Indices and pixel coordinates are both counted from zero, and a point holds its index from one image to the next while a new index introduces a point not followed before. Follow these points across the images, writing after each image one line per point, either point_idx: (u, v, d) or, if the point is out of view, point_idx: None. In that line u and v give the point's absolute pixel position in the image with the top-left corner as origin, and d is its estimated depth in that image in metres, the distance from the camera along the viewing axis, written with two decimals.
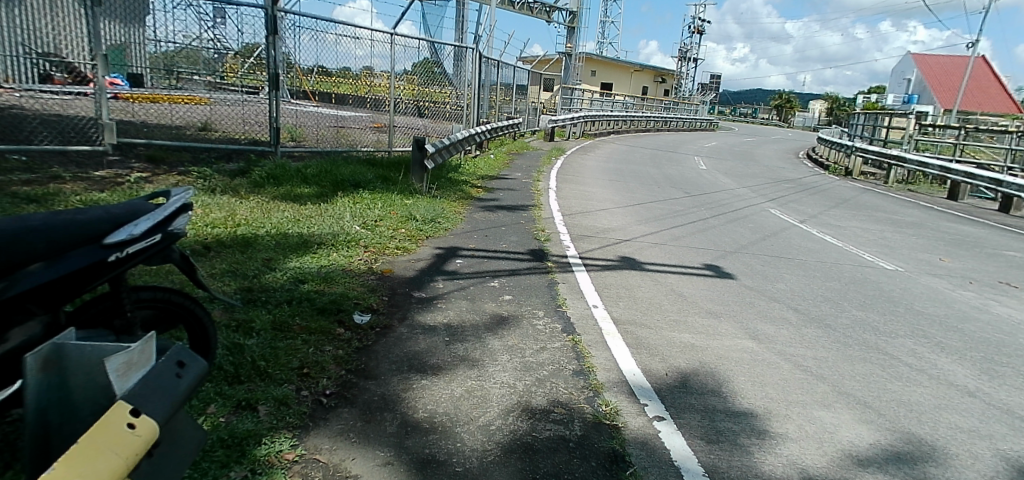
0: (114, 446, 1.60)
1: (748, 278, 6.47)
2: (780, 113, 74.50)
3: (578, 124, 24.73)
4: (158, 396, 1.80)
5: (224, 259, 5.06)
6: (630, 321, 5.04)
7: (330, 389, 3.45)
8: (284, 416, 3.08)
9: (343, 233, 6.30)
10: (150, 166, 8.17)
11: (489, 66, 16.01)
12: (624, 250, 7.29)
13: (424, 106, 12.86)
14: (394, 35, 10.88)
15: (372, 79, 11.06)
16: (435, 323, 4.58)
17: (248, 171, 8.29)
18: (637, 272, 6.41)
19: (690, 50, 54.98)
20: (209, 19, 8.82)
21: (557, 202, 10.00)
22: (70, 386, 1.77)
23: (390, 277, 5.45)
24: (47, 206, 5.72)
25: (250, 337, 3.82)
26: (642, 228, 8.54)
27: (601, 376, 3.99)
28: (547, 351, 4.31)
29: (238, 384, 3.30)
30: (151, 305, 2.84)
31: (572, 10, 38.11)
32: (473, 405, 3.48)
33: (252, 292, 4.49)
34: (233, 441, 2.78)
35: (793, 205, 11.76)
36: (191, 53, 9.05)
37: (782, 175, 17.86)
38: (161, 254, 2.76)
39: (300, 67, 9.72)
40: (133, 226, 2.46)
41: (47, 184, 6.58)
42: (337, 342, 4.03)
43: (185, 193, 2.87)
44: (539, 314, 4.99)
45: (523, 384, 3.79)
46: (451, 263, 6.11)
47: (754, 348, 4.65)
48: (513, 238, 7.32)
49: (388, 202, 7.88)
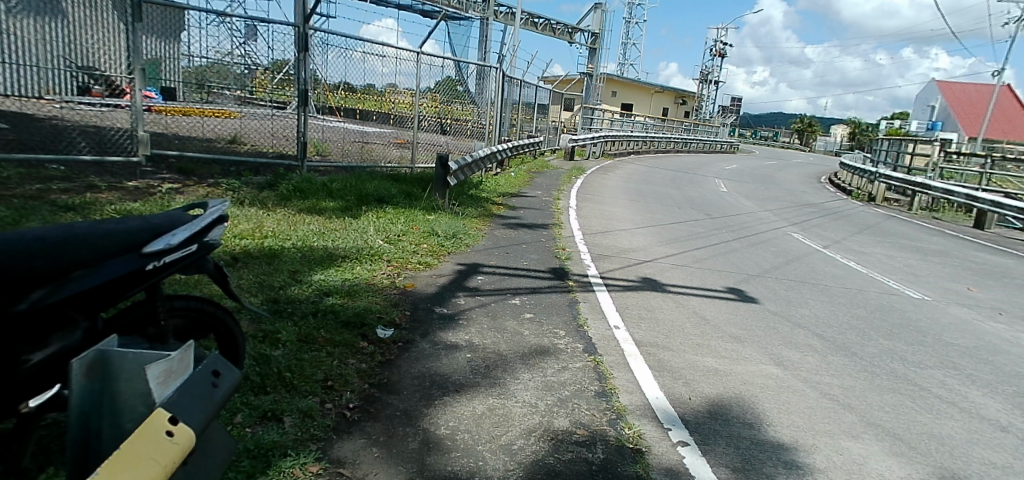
0: (153, 453, 1.61)
1: (772, 303, 6.39)
2: (801, 137, 73.97)
3: (598, 144, 24.80)
4: (194, 405, 1.80)
5: (252, 270, 5.12)
6: (652, 343, 4.99)
7: (353, 402, 3.47)
8: (309, 428, 3.10)
9: (367, 247, 6.36)
10: (181, 178, 8.35)
11: (512, 86, 16.23)
12: (645, 270, 7.25)
13: (447, 123, 13.04)
14: (420, 53, 11.16)
15: (396, 96, 11.31)
16: (457, 341, 4.58)
17: (275, 184, 8.41)
18: (659, 294, 6.37)
19: (712, 73, 54.94)
20: (241, 36, 9.08)
21: (577, 221, 10.03)
22: (112, 392, 1.78)
23: (411, 293, 5.47)
24: (83, 214, 5.75)
25: (276, 348, 3.84)
26: (664, 249, 8.52)
27: (624, 399, 3.97)
28: (568, 371, 4.30)
29: (264, 395, 3.32)
30: (184, 313, 2.87)
31: (594, 31, 38.55)
32: (495, 424, 3.47)
33: (278, 304, 4.53)
34: (259, 451, 2.80)
35: (816, 230, 11.63)
36: (221, 68, 9.27)
37: (805, 199, 17.66)
38: (196, 265, 2.81)
39: (325, 83, 9.95)
40: (171, 236, 2.55)
41: (84, 193, 6.71)
42: (361, 355, 4.06)
43: (222, 203, 2.93)
44: (560, 334, 4.97)
45: (545, 404, 3.78)
46: (473, 280, 6.13)
47: (780, 375, 4.58)
48: (533, 256, 7.33)
49: (410, 217, 7.95)
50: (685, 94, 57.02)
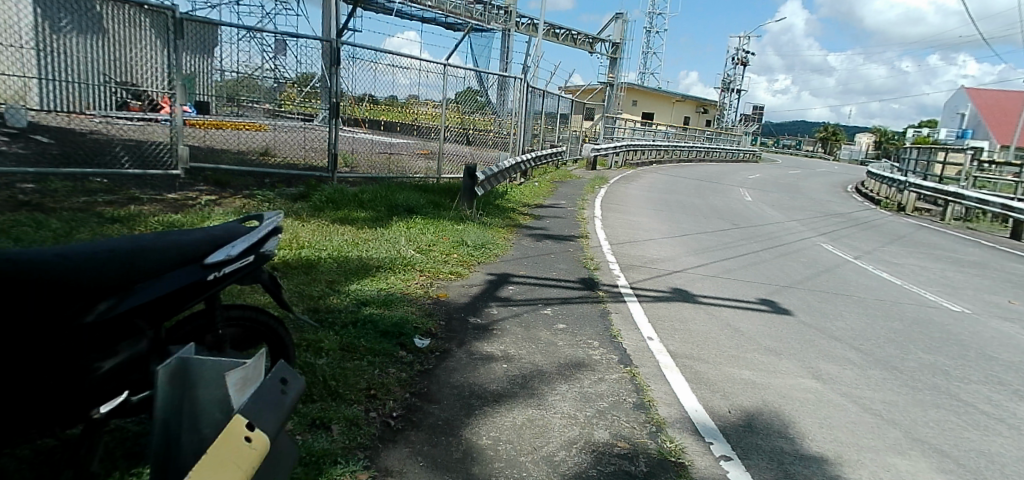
0: (234, 457, 1.69)
1: (806, 315, 6.32)
2: (824, 146, 73.06)
3: (620, 153, 24.75)
4: (269, 410, 1.83)
5: (292, 280, 5.21)
6: (687, 354, 4.97)
7: (396, 411, 3.50)
8: (355, 436, 3.14)
9: (399, 257, 6.42)
10: (217, 189, 8.53)
11: (534, 96, 16.32)
12: (675, 281, 7.21)
13: (472, 134, 13.12)
14: (446, 66, 11.32)
15: (420, 107, 11.45)
16: (493, 351, 4.60)
17: (308, 196, 8.54)
18: (690, 305, 6.33)
19: (733, 81, 54.60)
20: (271, 51, 9.27)
21: (604, 231, 10.03)
22: (192, 398, 1.83)
23: (444, 302, 5.51)
24: (128, 226, 5.90)
25: (319, 356, 3.90)
26: (692, 259, 8.47)
27: (663, 411, 3.95)
28: (605, 382, 4.29)
29: (311, 403, 3.38)
30: (239, 323, 2.93)
31: (615, 41, 38.63)
32: (536, 435, 3.48)
33: (318, 313, 4.61)
34: (310, 459, 2.85)
35: (845, 241, 11.48)
36: (250, 83, 9.33)
37: (832, 209, 17.43)
38: (252, 275, 2.88)
39: (351, 96, 10.10)
40: (230, 247, 2.62)
41: (128, 205, 6.89)
42: (400, 365, 4.10)
43: (276, 216, 3.00)
44: (594, 345, 4.97)
45: (584, 415, 3.78)
46: (504, 290, 6.16)
47: (818, 388, 4.53)
48: (562, 266, 7.34)
49: (439, 227, 8.02)
50: (705, 103, 56.75)
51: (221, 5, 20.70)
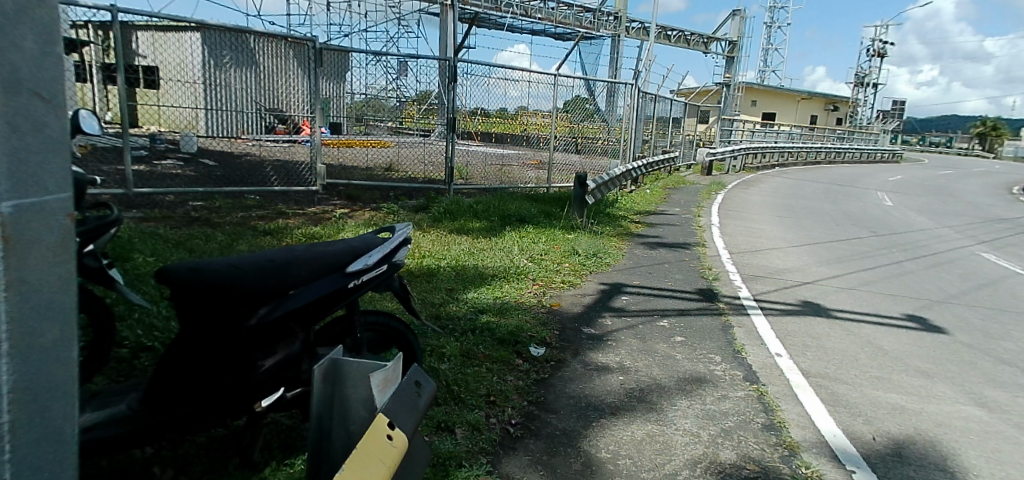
0: (378, 454, 1.81)
1: (964, 334, 5.59)
2: (982, 142, 64.43)
3: (738, 157, 23.51)
4: (407, 410, 1.94)
5: (415, 288, 5.50)
6: (821, 373, 4.60)
7: (515, 418, 3.57)
8: (478, 441, 3.25)
9: (513, 266, 6.56)
10: (348, 203, 9.24)
11: (646, 101, 16.00)
12: (805, 293, 6.70)
13: (582, 143, 13.10)
14: (557, 76, 11.48)
15: (530, 118, 11.64)
16: (608, 362, 4.54)
17: (427, 207, 8.98)
18: (823, 319, 5.85)
19: (867, 75, 49.90)
20: (394, 72, 10.01)
21: (722, 239, 9.56)
22: (341, 397, 1.99)
23: (558, 312, 5.54)
24: (277, 238, 6.56)
25: (442, 361, 4.07)
26: (824, 270, 7.83)
27: (796, 433, 3.67)
28: (730, 400, 4.08)
29: (436, 406, 3.54)
30: (374, 328, 3.15)
31: (731, 40, 36.88)
32: (657, 451, 3.38)
33: (440, 319, 4.82)
34: (438, 461, 2.99)
35: (1012, 249, 10.03)
36: (375, 103, 10.14)
37: (994, 214, 15.31)
38: (385, 283, 3.08)
39: (465, 110, 10.50)
40: (367, 257, 2.82)
41: (275, 219, 7.67)
42: (517, 372, 4.17)
43: (405, 227, 3.19)
44: (716, 360, 4.74)
45: (708, 434, 3.61)
46: (618, 300, 6.07)
47: (983, 417, 3.99)
48: (679, 276, 7.10)
49: (551, 236, 8.08)
50: (835, 100, 52.36)
51: (351, 32, 22.50)
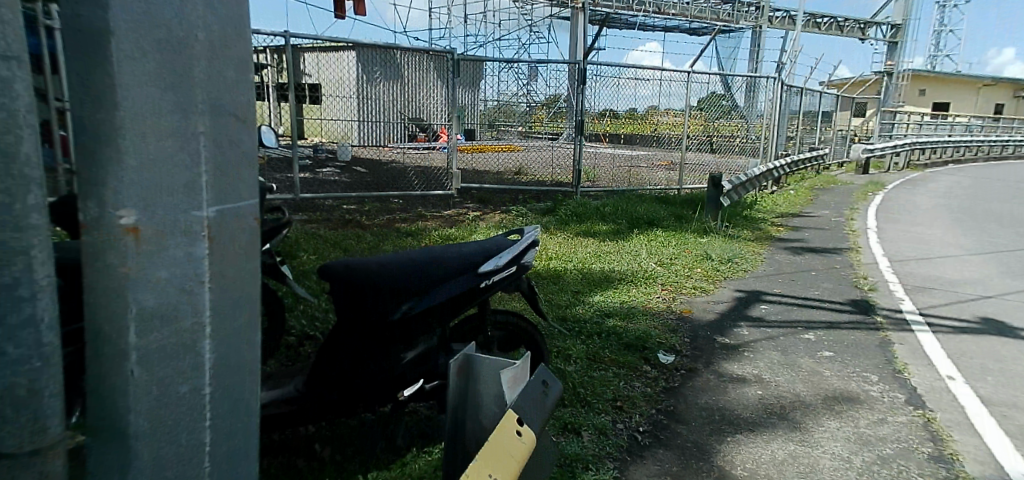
0: (510, 447, 1.88)
1: None
2: None
3: (902, 153, 20.94)
4: (536, 408, 2.00)
5: (542, 289, 5.60)
6: (1006, 403, 3.97)
7: (643, 426, 3.50)
8: (604, 445, 3.24)
9: (641, 270, 6.43)
10: (481, 206, 9.65)
11: (790, 94, 14.84)
12: (985, 309, 5.82)
13: (717, 141, 12.46)
14: (690, 73, 11.13)
15: (660, 117, 11.36)
16: (744, 374, 4.29)
17: (555, 210, 9.10)
18: (1009, 340, 5.04)
19: None
20: (525, 78, 10.07)
21: (880, 244, 8.60)
22: (475, 391, 2.10)
23: (689, 318, 5.33)
24: (417, 238, 7.03)
25: (569, 363, 4.11)
26: (1011, 282, 6.73)
27: (972, 468, 3.21)
28: (888, 425, 3.66)
29: (563, 407, 3.59)
30: (503, 327, 3.27)
31: (895, 22, 32.99)
32: (800, 474, 3.13)
33: (566, 322, 4.86)
34: (565, 462, 3.03)
35: None
36: (507, 109, 10.37)
37: None
38: (514, 284, 3.18)
39: (594, 112, 10.48)
40: (498, 257, 2.93)
41: (415, 221, 8.23)
42: (645, 379, 4.09)
43: (534, 230, 3.27)
44: (871, 379, 4.28)
45: (861, 460, 3.27)
46: (756, 309, 5.71)
47: None
48: (827, 285, 6.50)
49: (681, 240, 7.80)
50: None
51: (486, 42, 23.45)
